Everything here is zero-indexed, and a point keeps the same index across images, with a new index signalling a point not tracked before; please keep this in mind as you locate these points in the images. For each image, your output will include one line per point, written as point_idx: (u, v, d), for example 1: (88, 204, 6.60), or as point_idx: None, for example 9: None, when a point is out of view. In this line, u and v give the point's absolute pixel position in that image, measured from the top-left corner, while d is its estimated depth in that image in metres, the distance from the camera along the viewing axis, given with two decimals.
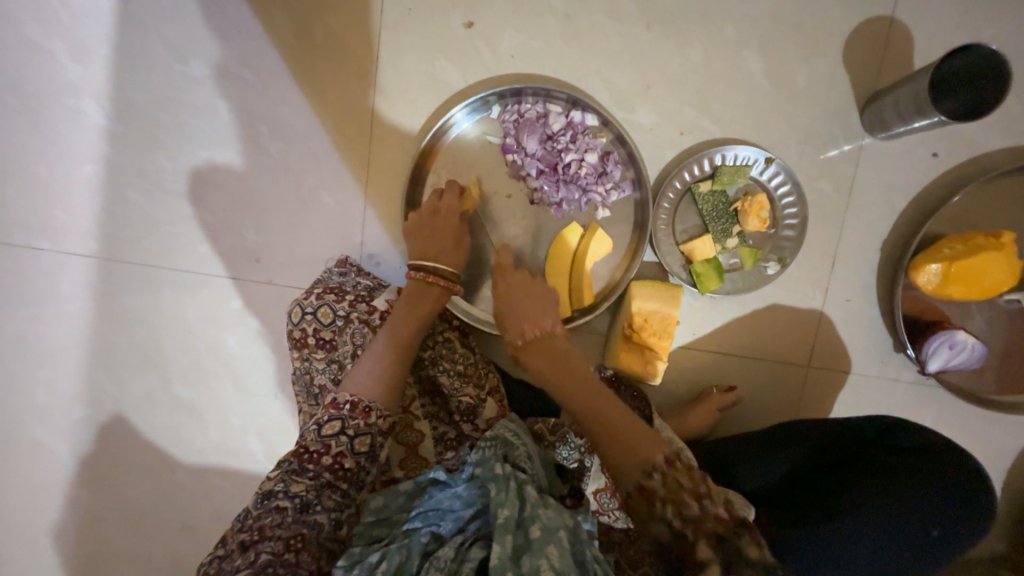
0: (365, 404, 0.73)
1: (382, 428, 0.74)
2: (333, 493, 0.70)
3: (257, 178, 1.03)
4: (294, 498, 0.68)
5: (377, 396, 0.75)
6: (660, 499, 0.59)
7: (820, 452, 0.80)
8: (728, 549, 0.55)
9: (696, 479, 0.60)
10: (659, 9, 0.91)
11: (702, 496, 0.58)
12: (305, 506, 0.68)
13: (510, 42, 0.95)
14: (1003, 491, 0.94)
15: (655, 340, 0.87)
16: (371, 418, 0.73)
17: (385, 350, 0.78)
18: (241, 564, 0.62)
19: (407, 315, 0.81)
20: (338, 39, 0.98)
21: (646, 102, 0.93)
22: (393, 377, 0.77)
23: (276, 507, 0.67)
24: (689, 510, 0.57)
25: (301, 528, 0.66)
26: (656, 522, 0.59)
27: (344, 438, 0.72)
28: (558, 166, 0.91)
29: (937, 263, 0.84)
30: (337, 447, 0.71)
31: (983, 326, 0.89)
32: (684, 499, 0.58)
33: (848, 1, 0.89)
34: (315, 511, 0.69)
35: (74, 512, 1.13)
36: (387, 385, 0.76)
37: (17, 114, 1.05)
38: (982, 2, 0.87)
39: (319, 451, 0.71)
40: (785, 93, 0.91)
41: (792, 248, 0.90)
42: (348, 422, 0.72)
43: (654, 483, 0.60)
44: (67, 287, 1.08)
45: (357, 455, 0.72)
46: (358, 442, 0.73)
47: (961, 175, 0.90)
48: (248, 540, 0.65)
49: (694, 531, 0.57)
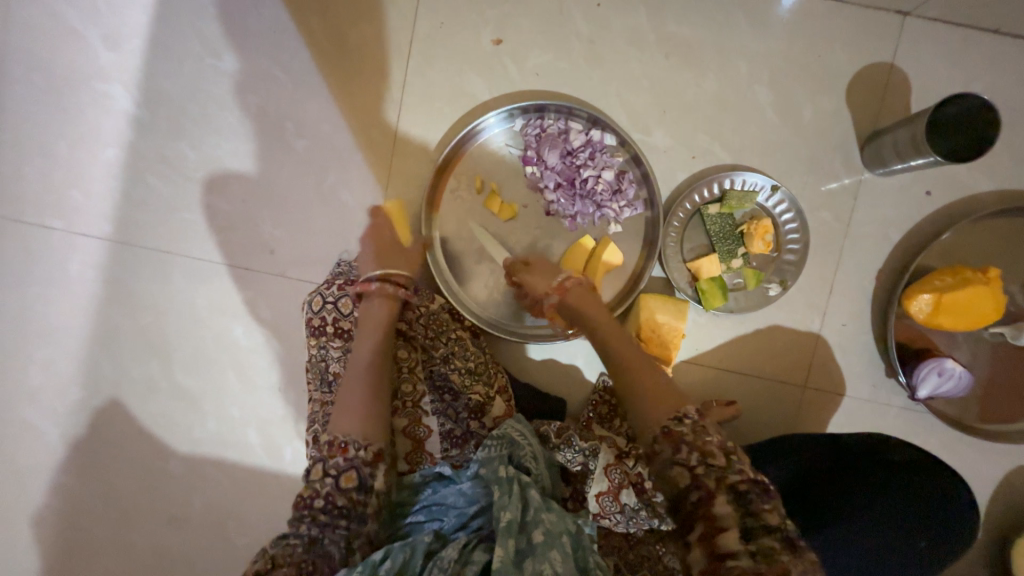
0: (341, 440, 0.73)
1: (366, 458, 0.73)
2: (336, 528, 0.69)
3: (279, 173, 1.05)
4: (300, 536, 0.68)
5: (351, 429, 0.74)
6: (686, 443, 0.61)
7: (825, 465, 0.81)
8: (746, 507, 0.58)
9: (722, 435, 0.62)
10: (678, 40, 0.97)
11: (729, 453, 0.60)
12: (312, 543, 0.67)
13: (536, 60, 1.00)
14: (986, 520, 0.97)
15: (661, 349, 0.94)
16: (350, 451, 0.72)
17: (351, 381, 0.78)
18: None
19: (365, 339, 0.82)
20: (370, 46, 1.03)
21: (661, 125, 0.98)
22: (366, 408, 0.76)
23: (286, 544, 0.67)
24: (715, 459, 0.60)
25: (312, 557, 0.66)
26: (678, 469, 0.61)
27: (329, 477, 0.71)
28: (576, 181, 0.95)
29: (928, 294, 0.88)
30: (324, 486, 0.70)
31: (970, 357, 0.93)
32: (710, 449, 0.60)
33: (852, 46, 0.95)
34: (324, 545, 0.68)
35: (59, 497, 1.11)
36: (368, 419, 0.75)
37: (44, 96, 1.06)
38: (973, 56, 0.95)
39: (311, 495, 0.70)
40: (791, 126, 0.97)
41: (794, 271, 0.94)
42: (329, 462, 0.71)
43: (683, 429, 0.62)
44: (76, 268, 1.08)
45: (347, 492, 0.70)
46: (347, 477, 0.71)
47: (951, 213, 0.96)
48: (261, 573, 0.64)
49: (715, 481, 0.59)
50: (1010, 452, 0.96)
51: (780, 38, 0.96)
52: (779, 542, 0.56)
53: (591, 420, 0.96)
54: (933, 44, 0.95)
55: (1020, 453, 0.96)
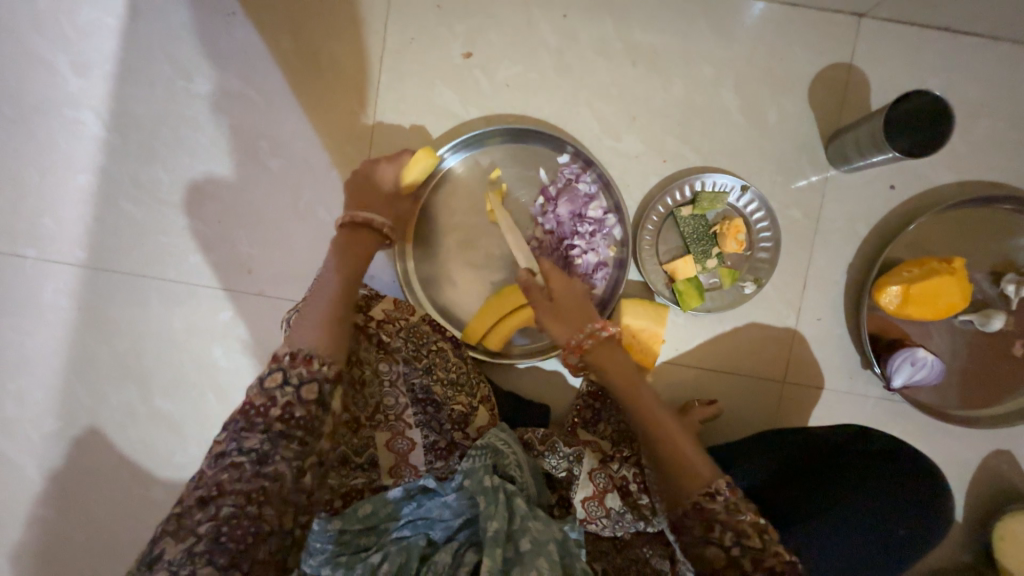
0: (306, 353, 0.70)
1: (329, 375, 0.71)
2: (289, 442, 0.68)
3: (255, 192, 1.05)
4: (248, 453, 0.66)
5: (318, 344, 0.72)
6: (720, 523, 0.67)
7: (801, 460, 0.83)
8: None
9: (753, 511, 0.67)
10: (644, 48, 0.99)
11: (763, 531, 0.66)
12: (262, 458, 0.67)
13: (506, 71, 1.01)
14: (966, 504, 0.99)
15: (640, 354, 0.96)
16: (314, 365, 0.70)
17: (323, 302, 0.77)
18: (204, 518, 0.63)
19: (339, 262, 0.82)
20: (341, 63, 1.03)
21: (632, 131, 1.00)
22: (332, 330, 0.74)
23: (231, 465, 0.66)
24: (750, 540, 0.66)
25: (261, 481, 0.66)
26: (710, 547, 0.68)
27: (289, 387, 0.69)
28: (563, 240, 0.96)
29: (896, 285, 0.90)
30: (284, 397, 0.68)
31: (941, 345, 0.96)
32: (745, 529, 0.66)
33: (811, 48, 0.98)
34: (274, 462, 0.67)
35: (38, 532, 1.08)
36: (333, 334, 0.74)
37: (12, 124, 1.05)
38: (927, 53, 0.98)
39: (266, 404, 0.68)
40: (758, 128, 0.99)
41: (767, 268, 0.96)
42: (290, 372, 0.69)
43: (715, 506, 0.68)
44: (49, 296, 1.07)
45: (306, 404, 0.69)
46: (305, 391, 0.69)
47: (916, 206, 0.98)
48: (207, 495, 0.65)
49: (749, 558, 0.66)
50: (986, 436, 0.98)
51: (742, 42, 0.99)
52: None
53: (576, 425, 0.96)
54: (889, 43, 0.98)
55: (995, 437, 0.98)
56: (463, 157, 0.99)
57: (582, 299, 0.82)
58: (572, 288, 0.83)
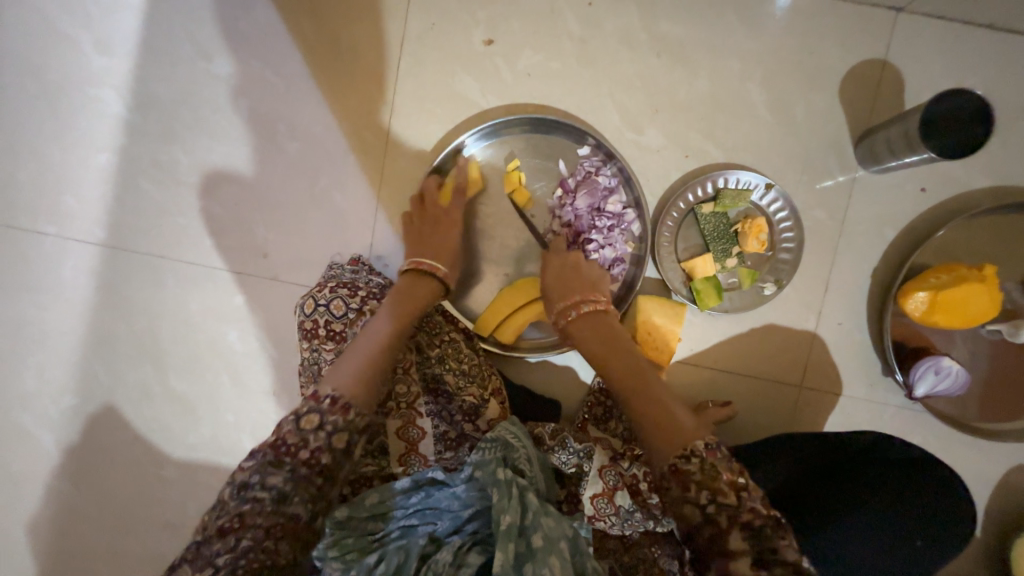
0: (343, 399, 0.70)
1: (359, 425, 0.71)
2: (310, 487, 0.67)
3: (272, 175, 1.05)
4: (271, 490, 0.65)
5: (355, 389, 0.71)
6: (695, 483, 0.59)
7: (833, 459, 0.79)
8: (761, 540, 0.55)
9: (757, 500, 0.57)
10: (670, 40, 0.97)
11: (740, 489, 0.57)
12: (281, 499, 0.65)
13: (528, 61, 1.00)
14: (986, 519, 0.96)
15: (655, 352, 0.95)
16: (350, 414, 0.69)
17: (368, 342, 0.78)
18: (221, 550, 0.62)
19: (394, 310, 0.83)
20: (361, 48, 1.02)
21: (654, 125, 0.98)
22: (365, 365, 0.75)
23: (253, 498, 0.65)
24: (725, 498, 0.57)
25: (278, 521, 0.64)
26: (690, 505, 0.59)
27: (321, 433, 0.68)
28: (582, 234, 0.95)
29: (924, 291, 0.88)
30: (315, 442, 0.68)
31: (967, 355, 0.93)
32: (720, 487, 0.58)
33: (844, 43, 0.95)
34: (292, 503, 0.66)
35: (53, 505, 1.10)
36: (370, 385, 0.73)
37: (37, 101, 1.06)
38: (966, 51, 0.94)
39: (297, 445, 0.67)
40: (785, 124, 0.96)
41: (789, 269, 0.93)
42: (327, 417, 0.68)
43: (691, 467, 0.60)
44: (68, 273, 1.08)
45: (333, 452, 0.68)
46: (336, 439, 0.69)
47: (947, 210, 0.95)
48: (228, 527, 0.64)
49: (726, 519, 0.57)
50: (1009, 451, 0.96)
51: (772, 37, 0.96)
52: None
53: (587, 421, 0.95)
54: (926, 40, 0.94)
55: (1018, 451, 0.95)
56: (487, 143, 0.98)
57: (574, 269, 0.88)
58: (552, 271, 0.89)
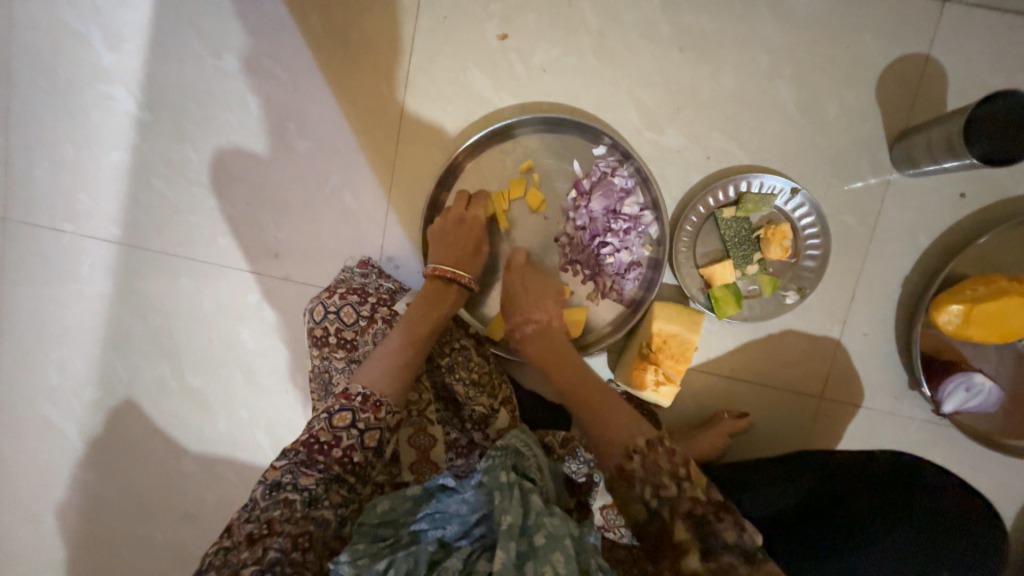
0: (376, 399, 0.76)
1: (389, 424, 0.76)
2: (340, 487, 0.73)
3: (282, 174, 1.04)
4: (302, 491, 0.69)
5: (387, 392, 0.77)
6: (639, 481, 0.61)
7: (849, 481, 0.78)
8: (703, 528, 0.57)
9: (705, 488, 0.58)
10: (693, 33, 0.92)
11: (680, 479, 0.59)
12: (313, 500, 0.69)
13: (543, 56, 0.95)
14: (1012, 538, 0.93)
15: (671, 362, 0.89)
16: (380, 413, 0.75)
17: (399, 346, 0.80)
18: (248, 559, 0.61)
19: (425, 312, 0.83)
20: (371, 42, 0.99)
21: (675, 124, 0.94)
22: (394, 370, 0.78)
23: (284, 499, 0.68)
24: (666, 491, 0.59)
25: (308, 525, 0.66)
26: (636, 502, 0.62)
27: (354, 431, 0.74)
28: (598, 237, 0.91)
29: (958, 304, 0.83)
30: (347, 439, 0.73)
31: (1002, 370, 0.88)
32: (662, 480, 0.59)
33: (884, 35, 0.89)
34: (322, 506, 0.69)
35: (79, 494, 1.14)
36: (397, 382, 0.77)
37: (50, 98, 1.06)
38: (1017, 44, 0.87)
39: (330, 442, 0.73)
40: (815, 124, 0.91)
41: (813, 278, 0.90)
42: (358, 415, 0.75)
43: (635, 466, 0.62)
44: (86, 269, 1.09)
45: (365, 450, 0.74)
46: (368, 436, 0.75)
47: (987, 217, 0.90)
48: (257, 533, 0.64)
49: (670, 511, 0.58)
50: None
51: (804, 28, 0.90)
52: (738, 555, 0.56)
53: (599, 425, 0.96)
54: (974, 32, 0.88)
55: None
56: (501, 143, 0.95)
57: (534, 280, 0.89)
58: (513, 281, 0.89)
